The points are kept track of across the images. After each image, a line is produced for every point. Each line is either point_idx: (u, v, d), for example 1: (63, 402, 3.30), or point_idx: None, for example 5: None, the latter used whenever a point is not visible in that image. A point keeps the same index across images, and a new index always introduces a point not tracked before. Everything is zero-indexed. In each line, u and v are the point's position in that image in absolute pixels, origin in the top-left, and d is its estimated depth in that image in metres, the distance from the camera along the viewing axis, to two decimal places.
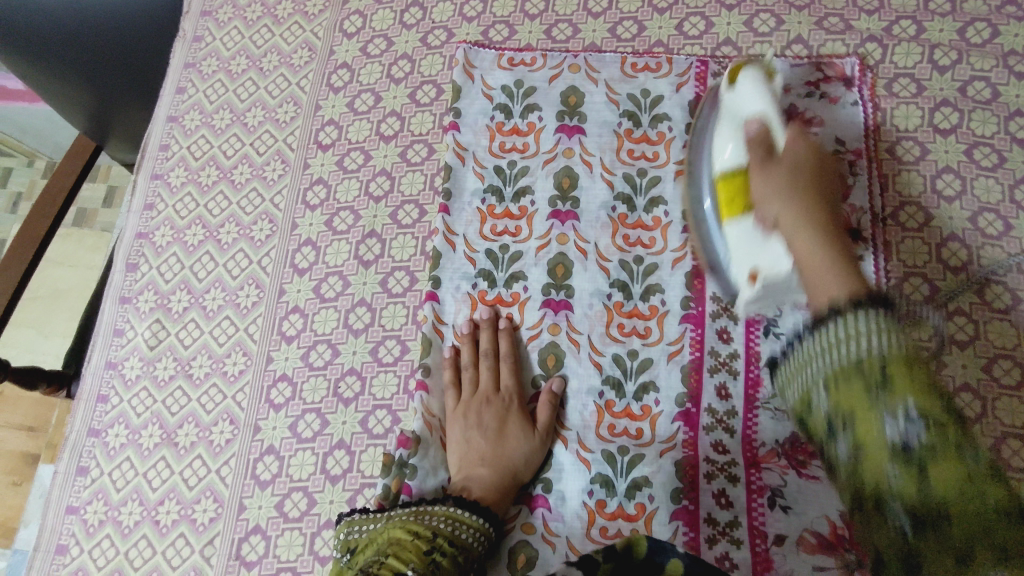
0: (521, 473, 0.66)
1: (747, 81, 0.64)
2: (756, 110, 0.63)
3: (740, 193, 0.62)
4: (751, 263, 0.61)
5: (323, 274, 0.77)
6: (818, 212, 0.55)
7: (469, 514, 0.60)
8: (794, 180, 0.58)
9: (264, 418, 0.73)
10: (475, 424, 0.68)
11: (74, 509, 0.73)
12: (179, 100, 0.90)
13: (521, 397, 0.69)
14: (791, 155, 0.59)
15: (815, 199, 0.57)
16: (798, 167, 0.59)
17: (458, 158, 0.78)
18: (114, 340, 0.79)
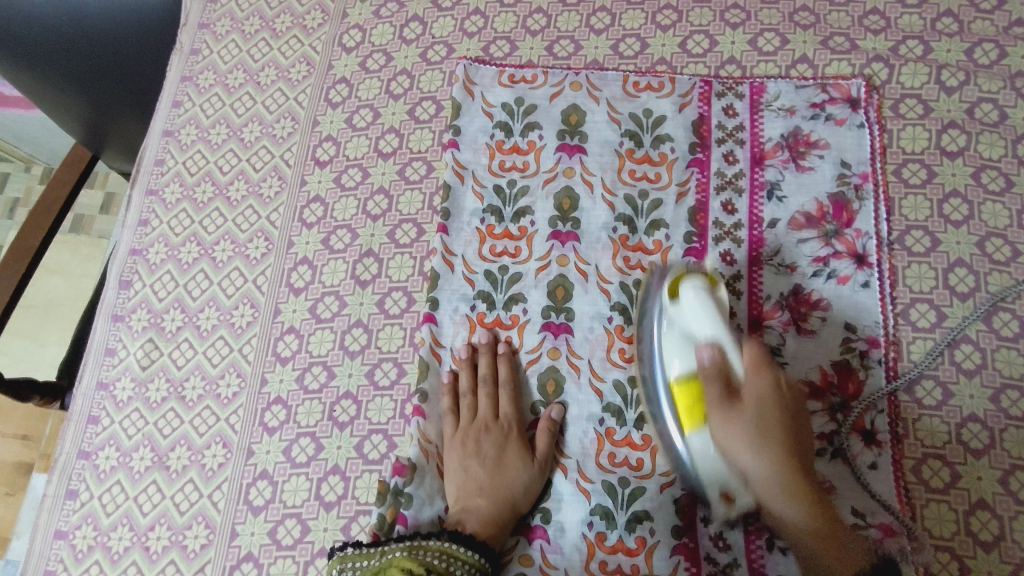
0: (519, 505, 0.64)
1: (694, 299, 0.61)
2: (709, 334, 0.59)
3: (699, 410, 0.60)
4: (719, 489, 0.60)
5: (319, 294, 0.76)
6: (789, 483, 0.55)
7: (465, 549, 0.58)
8: (764, 446, 0.55)
9: (258, 442, 0.71)
10: (473, 454, 0.66)
11: (62, 534, 0.71)
12: (175, 114, 0.88)
13: (520, 426, 0.68)
14: (755, 398, 0.56)
15: (780, 451, 0.55)
16: (765, 421, 0.55)
17: (457, 177, 0.77)
18: (105, 360, 0.78)
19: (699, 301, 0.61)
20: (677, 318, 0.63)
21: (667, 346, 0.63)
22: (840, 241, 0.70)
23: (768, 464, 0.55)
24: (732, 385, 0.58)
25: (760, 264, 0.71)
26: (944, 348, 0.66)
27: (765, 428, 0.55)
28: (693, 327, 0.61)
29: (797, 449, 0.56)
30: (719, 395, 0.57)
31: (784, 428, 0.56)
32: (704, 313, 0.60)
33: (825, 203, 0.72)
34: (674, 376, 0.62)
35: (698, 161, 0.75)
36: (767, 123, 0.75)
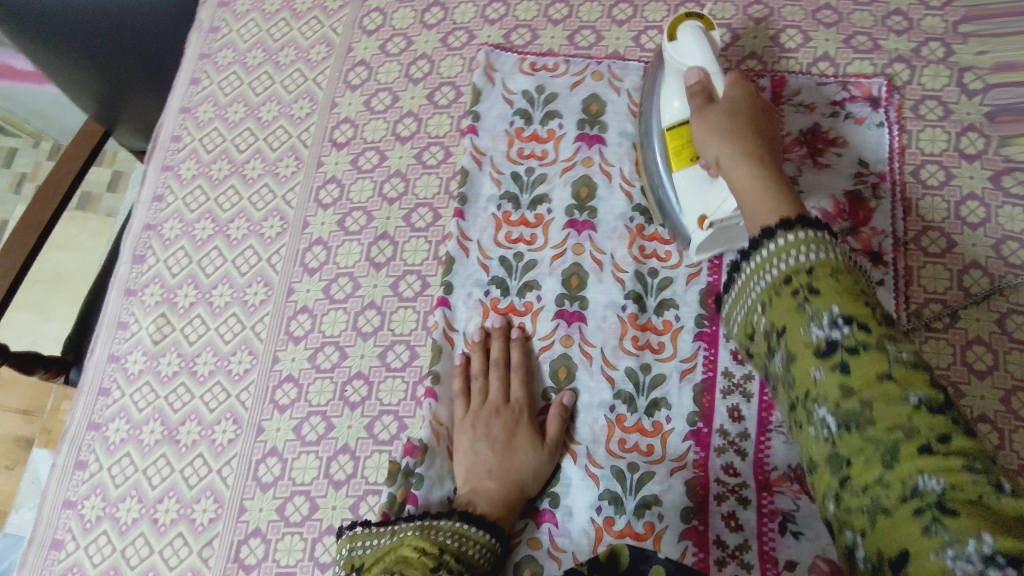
0: (528, 487, 0.65)
1: (685, 35, 0.64)
2: (694, 63, 0.63)
3: (685, 143, 0.65)
4: (697, 209, 0.64)
5: (333, 275, 0.76)
6: (750, 150, 0.57)
7: (475, 530, 0.59)
8: (730, 130, 0.58)
9: (269, 419, 0.72)
10: (484, 434, 0.66)
11: (71, 503, 0.71)
12: (193, 91, 0.88)
13: (530, 407, 0.68)
14: (727, 102, 0.60)
15: (746, 130, 0.59)
16: (736, 115, 0.59)
17: (475, 162, 0.77)
18: (117, 333, 0.78)
19: (687, 36, 0.64)
20: (668, 59, 0.66)
21: (663, 93, 0.68)
22: (856, 238, 0.71)
23: (733, 145, 0.58)
24: (712, 98, 0.61)
25: None
26: (956, 349, 0.67)
27: (734, 116, 0.59)
28: (682, 63, 0.64)
29: (765, 142, 0.59)
30: (697, 107, 0.61)
31: (755, 126, 0.59)
32: (691, 47, 0.64)
33: (842, 201, 0.72)
34: (667, 122, 0.67)
35: None
36: (787, 118, 0.75)
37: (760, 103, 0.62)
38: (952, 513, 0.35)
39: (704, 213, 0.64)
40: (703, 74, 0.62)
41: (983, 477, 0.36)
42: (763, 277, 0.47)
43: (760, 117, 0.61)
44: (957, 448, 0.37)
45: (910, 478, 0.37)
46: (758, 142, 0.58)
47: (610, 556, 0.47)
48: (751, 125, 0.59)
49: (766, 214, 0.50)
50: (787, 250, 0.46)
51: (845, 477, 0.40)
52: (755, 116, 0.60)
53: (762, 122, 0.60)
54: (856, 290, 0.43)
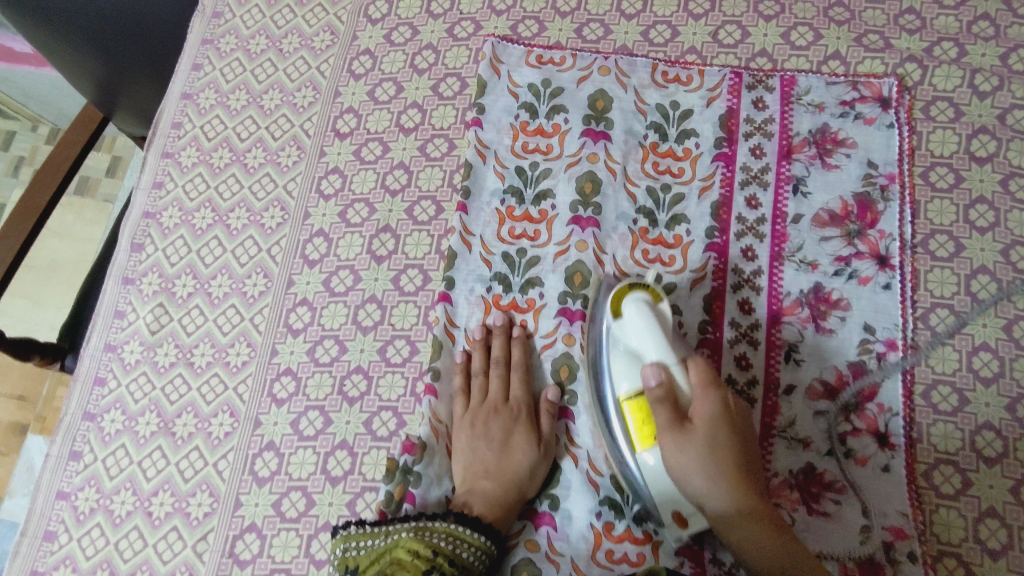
0: (525, 492, 0.64)
1: (638, 317, 0.59)
2: (655, 357, 0.58)
3: (650, 431, 0.58)
4: (670, 510, 0.59)
5: (333, 268, 0.75)
6: (747, 517, 0.55)
7: (471, 531, 0.58)
8: (715, 478, 0.55)
9: (266, 413, 0.71)
10: (482, 436, 0.67)
11: (64, 495, 0.71)
12: (194, 77, 0.87)
13: (527, 408, 0.67)
14: (703, 423, 0.56)
15: (730, 476, 0.56)
16: (716, 446, 0.55)
17: (480, 156, 0.76)
18: (114, 322, 0.77)
19: (643, 322, 0.58)
20: (619, 334, 0.61)
21: (615, 368, 0.61)
22: (863, 242, 0.70)
23: (718, 490, 0.55)
24: (681, 408, 0.57)
25: (781, 259, 0.70)
26: (963, 355, 0.66)
27: (715, 452, 0.55)
28: (638, 349, 0.59)
29: (745, 470, 0.57)
30: (667, 421, 0.56)
31: (729, 446, 0.56)
32: (650, 335, 0.58)
33: (850, 203, 0.71)
34: (626, 397, 0.60)
35: (725, 155, 0.74)
36: (796, 117, 0.74)
37: (729, 409, 0.57)
38: None
39: (679, 514, 0.59)
40: (667, 380, 0.57)
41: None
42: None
43: (732, 425, 0.57)
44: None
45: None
46: (741, 481, 0.56)
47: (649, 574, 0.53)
48: (734, 481, 0.56)
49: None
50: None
51: None
52: (727, 433, 0.56)
53: (738, 438, 0.57)
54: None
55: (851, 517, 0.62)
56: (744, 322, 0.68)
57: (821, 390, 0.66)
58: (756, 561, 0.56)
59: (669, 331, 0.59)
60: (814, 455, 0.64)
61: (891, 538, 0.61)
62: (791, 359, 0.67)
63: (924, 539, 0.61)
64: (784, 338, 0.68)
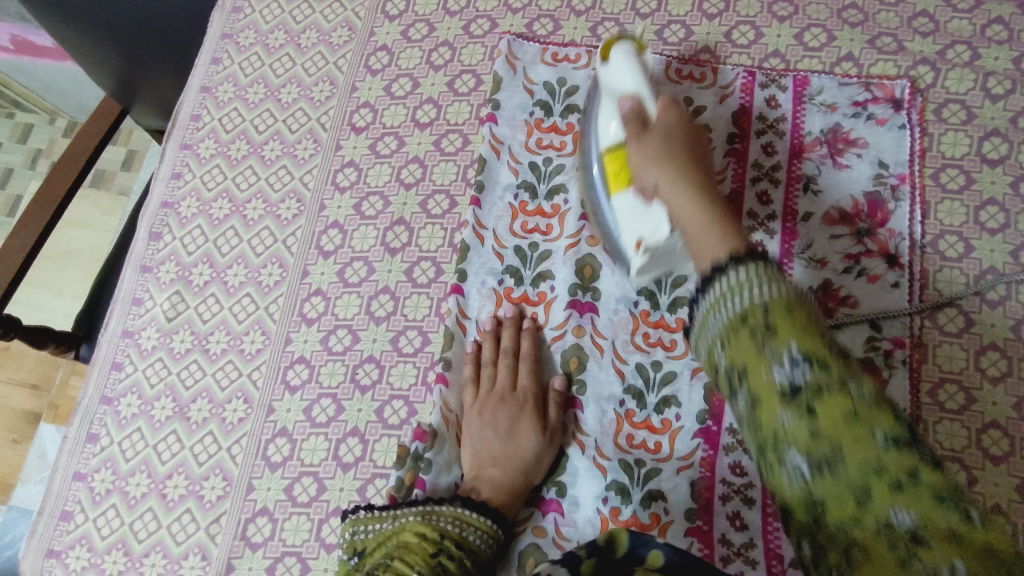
0: (529, 480, 0.64)
1: (620, 54, 0.65)
2: (630, 86, 0.64)
3: (622, 167, 0.64)
4: (635, 235, 0.62)
5: (348, 259, 0.76)
6: (696, 186, 0.58)
7: (478, 516, 0.60)
8: (670, 161, 0.59)
9: (279, 400, 0.72)
10: (487, 424, 0.67)
11: (81, 476, 0.72)
12: (214, 71, 0.88)
13: (533, 395, 0.68)
14: (662, 125, 0.62)
15: (685, 168, 0.59)
16: (671, 139, 0.61)
17: (494, 151, 0.77)
18: (132, 309, 0.79)
19: (619, 59, 0.65)
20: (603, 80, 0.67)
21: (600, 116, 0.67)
22: (873, 240, 0.70)
23: (671, 177, 0.58)
24: (647, 123, 0.62)
25: (791, 256, 0.71)
26: (970, 354, 0.66)
27: (671, 142, 0.61)
28: (617, 86, 0.65)
29: (698, 173, 0.60)
30: (634, 127, 0.62)
31: (686, 157, 0.61)
32: (626, 66, 0.64)
33: (860, 201, 0.71)
34: (605, 145, 0.66)
35: (737, 152, 0.75)
36: (809, 117, 0.75)
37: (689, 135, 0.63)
38: (926, 547, 0.33)
39: (641, 240, 0.62)
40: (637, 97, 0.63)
41: (956, 509, 0.34)
42: (722, 309, 0.42)
43: (684, 136, 0.62)
44: (929, 486, 0.34)
45: (884, 514, 0.34)
46: (694, 176, 0.59)
47: (608, 540, 0.46)
48: (685, 161, 0.60)
49: (713, 247, 0.47)
50: (741, 292, 0.41)
51: (826, 528, 0.36)
52: (688, 142, 0.62)
53: (691, 154, 0.61)
54: (811, 323, 0.39)
55: None
56: None
57: None
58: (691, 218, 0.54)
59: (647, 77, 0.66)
60: None
61: None
62: None
63: None
64: None
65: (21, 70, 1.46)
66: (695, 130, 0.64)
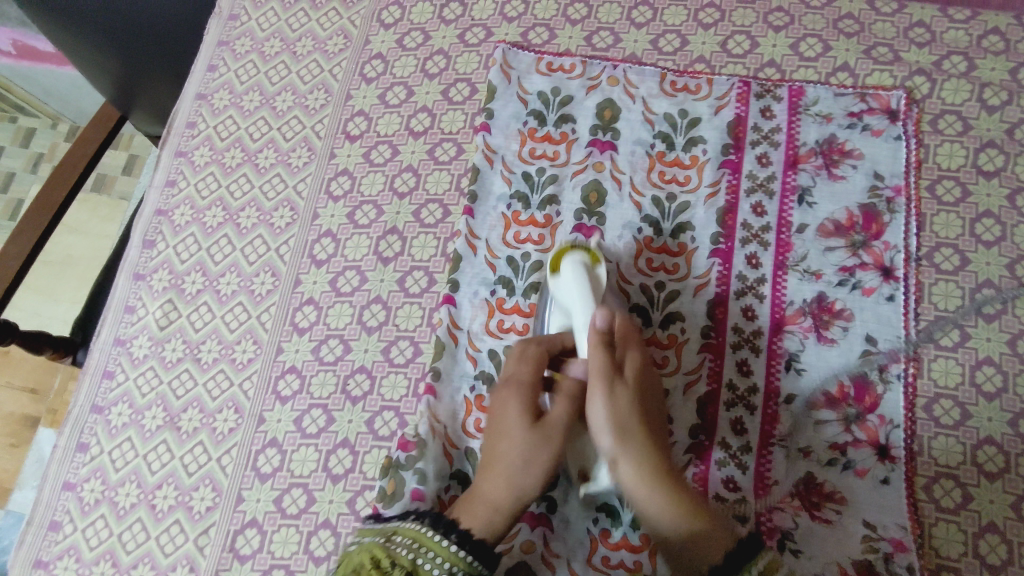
0: (522, 486, 0.58)
1: (571, 271, 0.64)
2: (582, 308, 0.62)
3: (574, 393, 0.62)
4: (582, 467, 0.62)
5: (340, 268, 0.76)
6: (662, 468, 0.56)
7: (442, 540, 0.55)
8: (632, 440, 0.56)
9: (270, 410, 0.72)
10: (490, 421, 0.62)
11: (70, 486, 0.72)
12: (209, 78, 0.88)
13: (531, 386, 0.62)
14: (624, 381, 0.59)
15: (646, 439, 0.57)
16: (633, 417, 0.57)
17: (487, 161, 0.77)
18: (124, 317, 0.78)
19: (574, 275, 0.64)
20: (556, 286, 0.65)
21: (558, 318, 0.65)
22: (868, 252, 0.70)
23: (637, 454, 0.56)
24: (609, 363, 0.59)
25: (785, 269, 0.70)
26: (966, 369, 0.66)
27: (629, 415, 0.57)
28: (570, 298, 0.64)
29: (654, 439, 0.58)
30: (596, 369, 0.58)
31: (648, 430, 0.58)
32: (580, 286, 0.63)
33: (855, 213, 0.71)
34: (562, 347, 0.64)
35: (731, 163, 0.74)
36: (804, 127, 0.74)
37: (640, 401, 0.59)
38: None
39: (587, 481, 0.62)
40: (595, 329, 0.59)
41: None
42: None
43: (643, 400, 0.60)
44: None
45: None
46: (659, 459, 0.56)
47: None
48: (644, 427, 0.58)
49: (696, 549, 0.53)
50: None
51: None
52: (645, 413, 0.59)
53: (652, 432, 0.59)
54: None
55: (851, 526, 0.62)
56: (747, 330, 0.69)
57: (822, 399, 0.66)
58: (655, 519, 0.55)
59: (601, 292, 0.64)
60: (813, 465, 0.64)
61: (891, 548, 0.60)
62: (792, 368, 0.67)
63: (923, 552, 0.61)
64: (785, 347, 0.68)
65: (22, 75, 1.47)
66: (647, 379, 0.61)
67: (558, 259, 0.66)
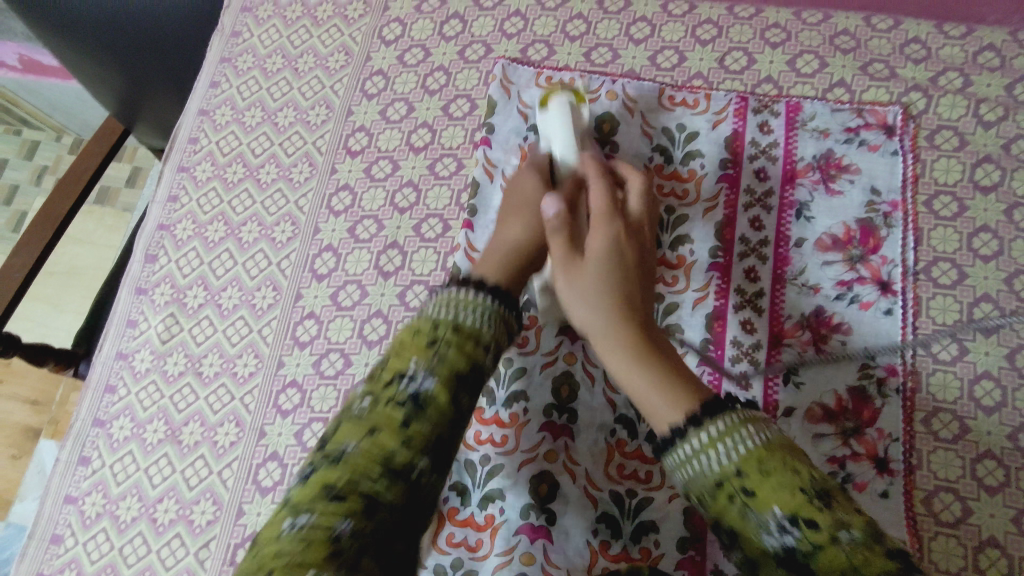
0: (535, 230, 0.61)
1: (558, 106, 0.67)
2: (566, 131, 0.66)
3: None
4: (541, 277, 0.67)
5: (341, 282, 0.77)
6: (624, 327, 0.53)
7: (475, 294, 0.54)
8: (597, 301, 0.54)
9: (271, 424, 0.72)
10: (508, 196, 0.65)
11: (72, 499, 0.72)
12: (212, 94, 0.89)
13: (546, 170, 0.66)
14: (593, 248, 0.57)
15: (613, 299, 0.54)
16: (604, 274, 0.55)
17: (487, 174, 0.77)
18: (126, 331, 0.79)
19: (557, 110, 0.67)
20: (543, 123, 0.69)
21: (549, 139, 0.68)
22: (865, 267, 0.70)
23: (603, 314, 0.54)
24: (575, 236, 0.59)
25: (783, 282, 0.71)
26: (965, 382, 0.66)
27: (601, 275, 0.55)
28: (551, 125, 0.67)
29: (631, 300, 0.55)
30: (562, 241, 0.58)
31: (621, 289, 0.55)
32: (562, 114, 0.67)
33: (853, 227, 0.71)
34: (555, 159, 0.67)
35: (729, 177, 0.75)
36: (801, 142, 0.75)
37: (618, 267, 0.56)
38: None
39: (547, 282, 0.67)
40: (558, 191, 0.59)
41: None
42: (693, 456, 0.44)
43: (623, 260, 0.57)
44: None
45: None
46: (627, 320, 0.53)
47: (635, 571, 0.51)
48: (616, 275, 0.56)
49: (657, 410, 0.48)
50: (712, 445, 0.43)
51: None
52: (623, 276, 0.56)
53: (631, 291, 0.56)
54: (783, 471, 0.41)
55: None
56: (746, 343, 0.69)
57: (820, 413, 0.66)
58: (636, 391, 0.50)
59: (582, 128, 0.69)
60: None
61: None
62: (790, 381, 0.67)
63: (923, 566, 0.61)
64: (784, 360, 0.68)
65: (27, 88, 1.49)
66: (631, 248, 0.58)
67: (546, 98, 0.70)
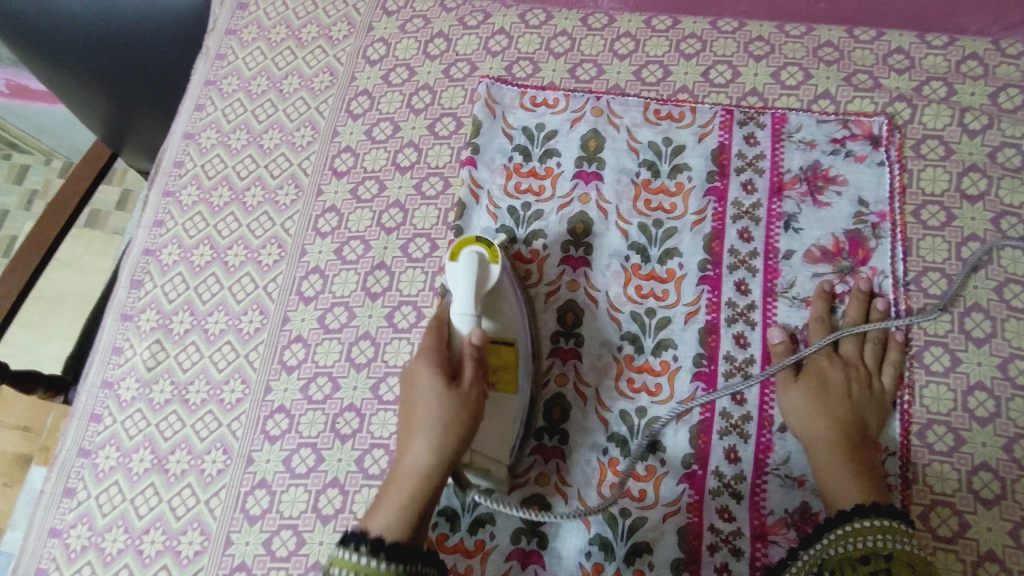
0: (440, 450, 0.55)
1: (457, 268, 0.60)
2: (467, 295, 0.59)
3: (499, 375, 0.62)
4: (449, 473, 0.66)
5: (328, 304, 0.76)
6: (845, 439, 0.61)
7: (379, 562, 0.51)
8: (824, 412, 0.63)
9: (259, 450, 0.71)
10: (404, 400, 0.59)
11: (57, 532, 0.71)
12: (197, 117, 0.89)
13: (444, 357, 0.58)
14: (815, 371, 0.66)
15: (838, 429, 0.62)
16: (830, 408, 0.63)
17: (472, 196, 0.77)
18: (111, 358, 0.78)
19: (465, 264, 0.60)
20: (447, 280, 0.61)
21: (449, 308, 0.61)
22: (855, 278, 0.70)
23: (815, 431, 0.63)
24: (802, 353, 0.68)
25: (774, 295, 0.70)
26: (958, 394, 0.65)
27: (830, 387, 0.64)
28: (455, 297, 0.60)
29: (851, 437, 0.62)
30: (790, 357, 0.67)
31: (851, 404, 0.63)
32: (467, 280, 0.59)
33: (842, 239, 0.71)
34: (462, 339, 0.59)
35: (717, 190, 0.74)
36: (788, 154, 0.75)
37: (849, 399, 0.64)
38: None
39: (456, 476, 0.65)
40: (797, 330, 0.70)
41: None
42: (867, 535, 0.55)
43: (853, 390, 0.64)
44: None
45: None
46: (847, 423, 0.62)
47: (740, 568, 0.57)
48: (831, 398, 0.64)
49: (849, 490, 0.59)
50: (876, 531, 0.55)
51: None
52: (851, 404, 0.63)
53: (856, 414, 0.63)
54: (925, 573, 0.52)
55: None
56: (739, 357, 0.68)
57: None
58: (824, 468, 0.61)
59: (488, 287, 0.61)
60: (808, 493, 0.63)
61: None
62: None
63: None
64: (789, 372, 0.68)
65: (15, 113, 1.48)
66: (874, 390, 0.65)
67: (456, 247, 0.62)
